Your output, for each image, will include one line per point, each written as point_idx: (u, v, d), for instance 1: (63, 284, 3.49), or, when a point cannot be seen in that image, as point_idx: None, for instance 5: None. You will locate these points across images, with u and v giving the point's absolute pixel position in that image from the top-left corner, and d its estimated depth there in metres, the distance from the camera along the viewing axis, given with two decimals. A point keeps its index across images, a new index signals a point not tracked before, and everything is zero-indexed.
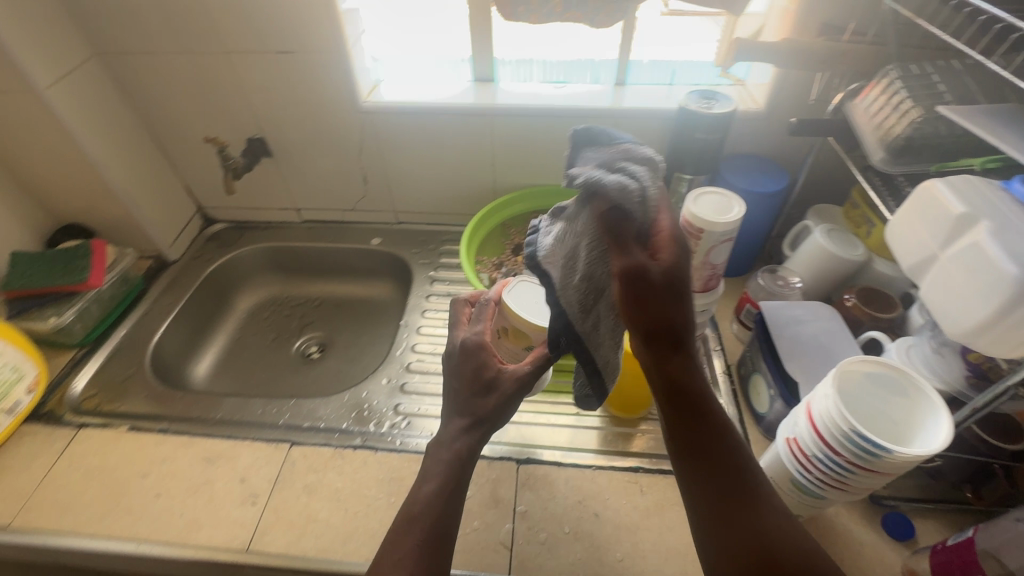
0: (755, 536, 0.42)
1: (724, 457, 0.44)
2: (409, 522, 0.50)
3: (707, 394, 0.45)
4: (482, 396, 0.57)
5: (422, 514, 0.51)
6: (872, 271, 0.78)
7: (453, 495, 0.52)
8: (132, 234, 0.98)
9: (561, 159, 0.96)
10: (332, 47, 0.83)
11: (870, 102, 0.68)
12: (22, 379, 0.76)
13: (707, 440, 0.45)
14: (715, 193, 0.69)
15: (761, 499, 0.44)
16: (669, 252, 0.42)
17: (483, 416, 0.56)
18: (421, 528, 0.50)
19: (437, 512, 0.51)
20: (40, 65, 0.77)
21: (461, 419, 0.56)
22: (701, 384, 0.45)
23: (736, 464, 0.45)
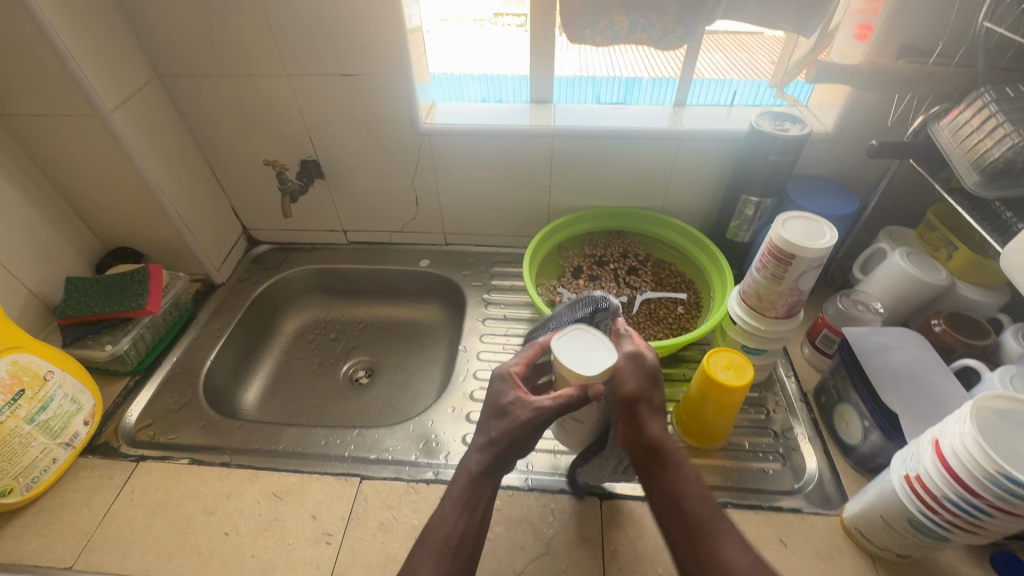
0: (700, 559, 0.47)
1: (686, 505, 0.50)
2: (425, 542, 0.54)
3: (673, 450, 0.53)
4: (503, 423, 0.57)
5: (436, 532, 0.54)
6: (955, 295, 0.76)
7: (467, 504, 0.55)
8: (182, 257, 0.96)
9: (620, 180, 0.94)
10: (398, 70, 0.82)
11: (958, 124, 0.67)
12: (80, 411, 0.73)
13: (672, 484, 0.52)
14: (804, 216, 0.67)
15: (717, 533, 0.48)
16: (636, 377, 0.54)
17: (496, 438, 0.57)
18: (434, 542, 0.53)
19: (454, 529, 0.54)
20: (106, 89, 0.75)
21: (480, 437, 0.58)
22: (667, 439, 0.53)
23: (694, 506, 0.50)
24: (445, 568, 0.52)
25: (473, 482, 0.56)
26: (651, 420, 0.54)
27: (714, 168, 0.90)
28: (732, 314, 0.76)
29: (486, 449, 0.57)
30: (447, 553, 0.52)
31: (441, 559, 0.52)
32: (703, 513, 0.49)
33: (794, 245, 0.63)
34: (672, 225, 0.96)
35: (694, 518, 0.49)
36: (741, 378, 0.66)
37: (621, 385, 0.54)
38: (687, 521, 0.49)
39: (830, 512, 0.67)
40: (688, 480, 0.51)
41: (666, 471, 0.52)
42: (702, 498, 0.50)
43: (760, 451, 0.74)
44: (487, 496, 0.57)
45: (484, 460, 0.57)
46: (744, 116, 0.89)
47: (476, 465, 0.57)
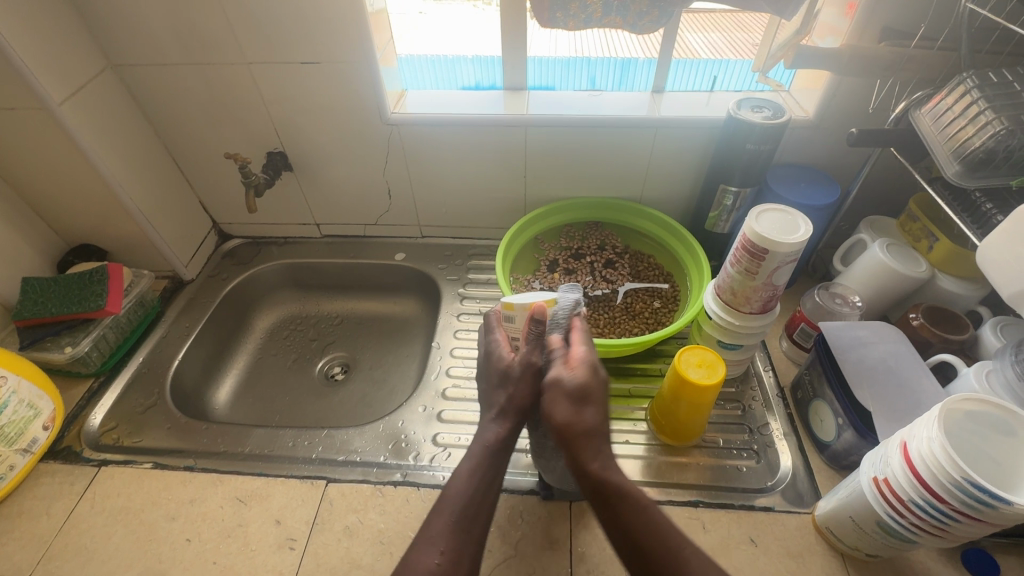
0: None
1: (640, 540, 0.45)
2: (437, 514, 0.49)
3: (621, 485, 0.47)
4: (516, 385, 0.57)
5: (451, 501, 0.50)
6: (935, 287, 0.74)
7: (489, 482, 0.52)
8: (148, 253, 0.94)
9: (597, 170, 0.92)
10: (362, 56, 0.79)
11: (939, 110, 0.64)
12: (39, 416, 0.71)
13: (624, 519, 0.46)
14: (779, 209, 0.65)
15: (682, 568, 0.43)
16: (562, 392, 0.52)
17: (508, 406, 0.56)
18: (447, 515, 0.49)
19: (467, 498, 0.50)
20: (52, 81, 0.72)
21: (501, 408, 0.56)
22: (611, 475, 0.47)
23: (653, 544, 0.44)
24: (460, 539, 0.48)
25: (490, 450, 0.54)
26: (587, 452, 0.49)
27: (693, 157, 0.87)
28: (707, 310, 0.74)
29: (507, 418, 0.56)
30: (463, 521, 0.49)
31: (455, 528, 0.48)
32: (660, 548, 0.44)
33: (767, 239, 0.61)
34: (650, 216, 0.93)
35: (654, 554, 0.44)
36: (713, 376, 0.64)
37: (558, 415, 0.51)
38: (645, 558, 0.44)
39: (803, 510, 0.66)
40: (644, 515, 0.46)
41: (615, 509, 0.46)
42: (659, 533, 0.45)
43: (734, 447, 0.73)
44: (504, 470, 0.53)
45: (502, 430, 0.55)
46: (723, 102, 0.86)
47: (494, 435, 0.55)
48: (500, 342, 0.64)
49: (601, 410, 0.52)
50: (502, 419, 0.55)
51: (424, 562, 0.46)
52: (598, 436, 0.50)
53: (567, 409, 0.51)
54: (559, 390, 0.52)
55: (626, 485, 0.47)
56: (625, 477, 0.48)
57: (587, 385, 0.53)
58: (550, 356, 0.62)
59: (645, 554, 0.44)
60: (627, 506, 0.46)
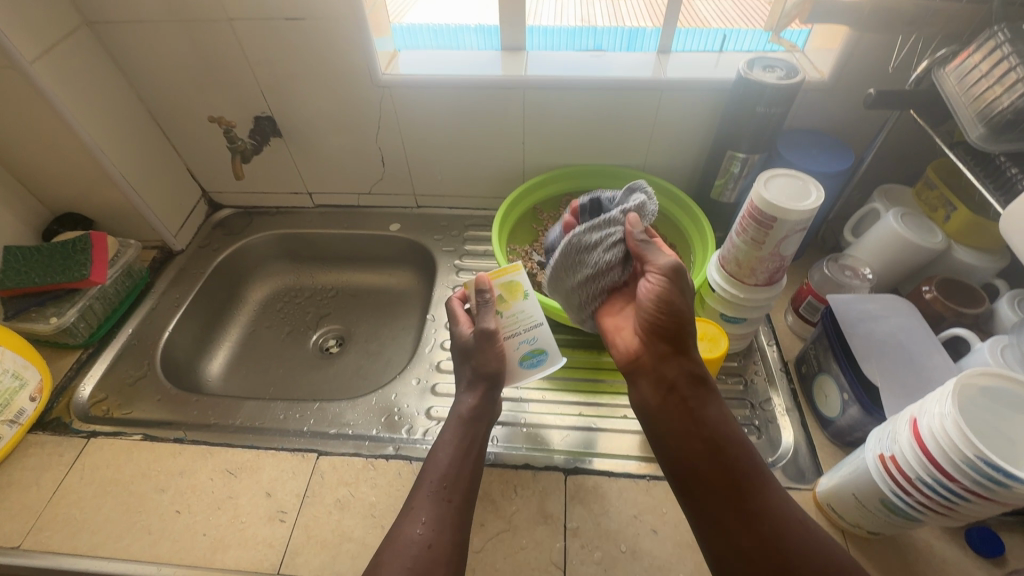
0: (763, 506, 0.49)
1: (727, 450, 0.52)
2: (420, 487, 0.54)
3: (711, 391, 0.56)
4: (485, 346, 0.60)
5: (433, 476, 0.54)
6: (950, 259, 0.71)
7: (465, 450, 0.57)
8: (135, 222, 0.91)
9: (599, 136, 0.88)
10: (348, 12, 0.74)
11: (966, 68, 0.59)
12: (25, 387, 0.70)
13: (716, 432, 0.54)
14: (789, 175, 0.61)
15: (763, 478, 0.50)
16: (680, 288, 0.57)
17: (479, 375, 0.61)
18: (428, 483, 0.54)
19: (447, 467, 0.55)
20: (23, 37, 0.68)
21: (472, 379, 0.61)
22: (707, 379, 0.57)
23: (738, 449, 0.52)
24: (441, 507, 0.52)
25: (465, 425, 0.59)
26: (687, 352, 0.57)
27: (700, 123, 0.83)
28: (711, 282, 0.72)
29: (476, 389, 0.61)
30: (443, 492, 0.53)
31: (436, 498, 0.52)
32: (744, 461, 0.51)
33: (775, 207, 0.57)
34: (653, 184, 0.90)
35: (739, 466, 0.51)
36: (714, 351, 0.62)
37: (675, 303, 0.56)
38: (732, 467, 0.51)
39: (803, 486, 0.64)
40: (729, 426, 0.54)
41: (706, 417, 0.55)
42: (745, 448, 0.52)
43: (735, 423, 0.71)
44: (481, 438, 0.59)
45: (476, 401, 0.60)
46: (734, 62, 0.81)
47: (468, 407, 0.60)
48: (459, 313, 0.65)
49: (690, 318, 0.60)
50: (476, 390, 0.61)
51: (407, 531, 0.49)
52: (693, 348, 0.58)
53: (681, 306, 0.57)
54: (676, 283, 0.56)
55: (718, 401, 0.56)
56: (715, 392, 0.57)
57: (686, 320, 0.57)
58: (528, 315, 0.62)
59: (730, 463, 0.51)
60: (718, 419, 0.54)
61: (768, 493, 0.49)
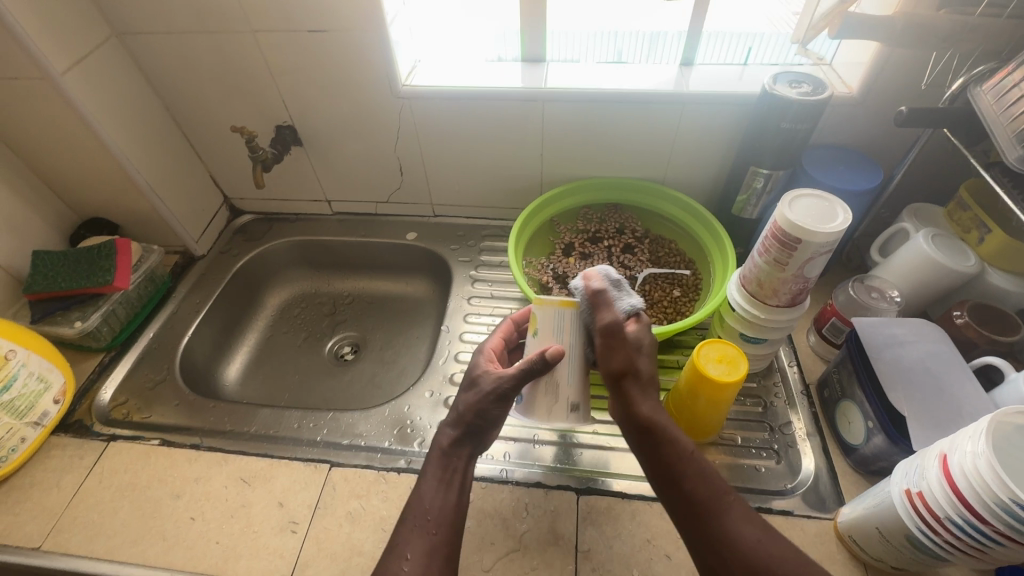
0: (717, 541, 0.46)
1: (683, 482, 0.49)
2: (405, 520, 0.53)
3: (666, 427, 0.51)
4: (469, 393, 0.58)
5: (417, 509, 0.54)
6: (984, 283, 0.68)
7: (449, 484, 0.55)
8: (160, 229, 0.93)
9: (618, 149, 0.87)
10: (369, 23, 0.74)
11: (1003, 87, 0.57)
12: (49, 390, 0.72)
13: (671, 465, 0.50)
14: (815, 195, 0.60)
15: (724, 512, 0.47)
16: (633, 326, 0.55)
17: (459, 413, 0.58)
18: (412, 517, 0.53)
19: (431, 503, 0.54)
20: (54, 48, 0.70)
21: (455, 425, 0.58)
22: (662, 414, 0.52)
23: (696, 485, 0.48)
24: (426, 542, 0.51)
25: (447, 458, 0.57)
26: (618, 359, 0.53)
27: (722, 136, 0.81)
28: (731, 301, 0.70)
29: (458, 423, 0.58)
30: (428, 526, 0.52)
31: (421, 533, 0.52)
32: (704, 491, 0.48)
33: (800, 228, 0.56)
34: (672, 198, 0.88)
35: (697, 498, 0.48)
36: (734, 373, 0.61)
37: (617, 357, 0.53)
38: (688, 496, 0.48)
39: (824, 516, 0.62)
40: (688, 462, 0.50)
41: (660, 453, 0.51)
42: (706, 478, 0.49)
43: (754, 447, 0.69)
44: (462, 470, 0.56)
45: (456, 434, 0.58)
46: (759, 76, 0.79)
47: (447, 441, 0.57)
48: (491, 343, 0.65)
49: (651, 359, 0.55)
50: (452, 425, 0.58)
51: (391, 568, 0.49)
52: (653, 383, 0.54)
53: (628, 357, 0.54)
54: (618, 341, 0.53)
55: (673, 427, 0.52)
56: (671, 423, 0.52)
57: (643, 337, 0.55)
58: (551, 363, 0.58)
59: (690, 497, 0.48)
60: (673, 452, 0.50)
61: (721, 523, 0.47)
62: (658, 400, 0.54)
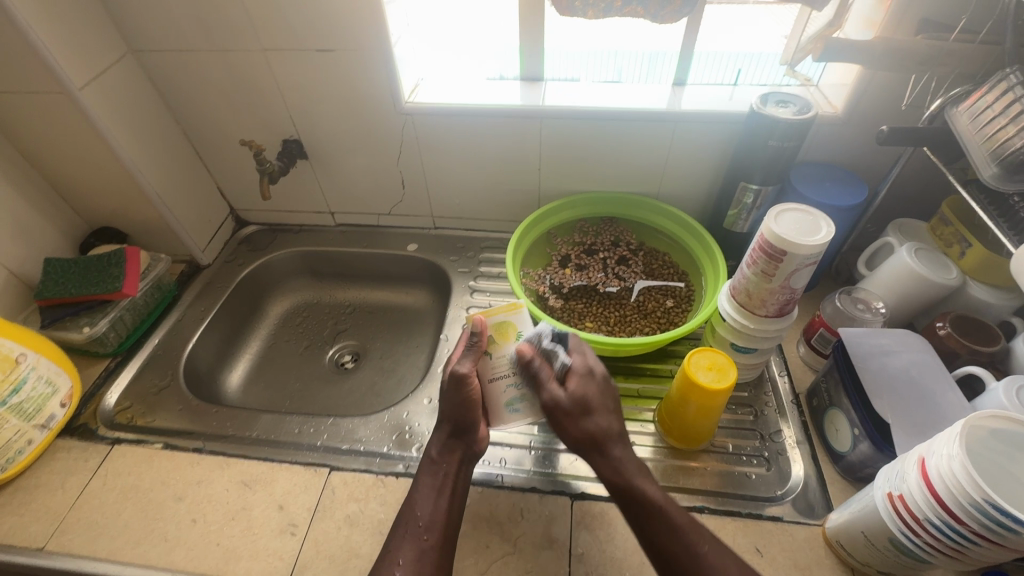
0: None
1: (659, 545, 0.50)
2: (397, 527, 0.55)
3: (637, 486, 0.53)
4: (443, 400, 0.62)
5: (410, 518, 0.56)
6: (966, 296, 0.71)
7: (441, 491, 0.58)
8: (167, 238, 0.96)
9: (614, 164, 0.89)
10: (376, 43, 0.78)
11: (976, 108, 0.60)
12: (56, 393, 0.74)
13: (647, 523, 0.51)
14: (801, 209, 0.62)
15: (700, 574, 0.47)
16: (576, 385, 0.58)
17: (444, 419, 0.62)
18: (405, 524, 0.55)
19: (423, 509, 0.56)
20: (73, 65, 0.73)
21: (441, 434, 0.61)
22: (632, 476, 0.53)
23: (672, 547, 0.49)
24: (417, 548, 0.53)
25: (436, 464, 0.60)
26: (571, 431, 0.56)
27: (714, 153, 0.84)
28: (721, 311, 0.72)
29: (444, 429, 0.61)
30: (419, 532, 0.54)
31: (413, 539, 0.54)
32: (676, 546, 0.49)
33: (785, 241, 0.58)
34: (666, 212, 0.91)
35: (673, 559, 0.49)
36: (723, 381, 0.62)
37: (572, 427, 0.56)
38: (665, 560, 0.49)
39: (813, 522, 0.63)
40: (662, 522, 0.50)
41: (636, 512, 0.52)
42: (677, 538, 0.49)
43: (744, 454, 0.70)
44: (454, 475, 0.59)
45: (443, 440, 0.61)
46: (749, 96, 0.82)
47: (437, 447, 0.61)
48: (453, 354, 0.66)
49: (610, 415, 0.57)
50: (440, 431, 0.62)
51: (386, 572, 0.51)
52: (621, 437, 0.56)
53: (581, 424, 0.56)
54: (564, 409, 0.57)
55: (644, 488, 0.53)
56: (643, 481, 0.53)
57: (586, 395, 0.57)
58: (518, 356, 0.62)
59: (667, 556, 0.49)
60: (644, 511, 0.51)
61: None
62: (631, 458, 0.55)
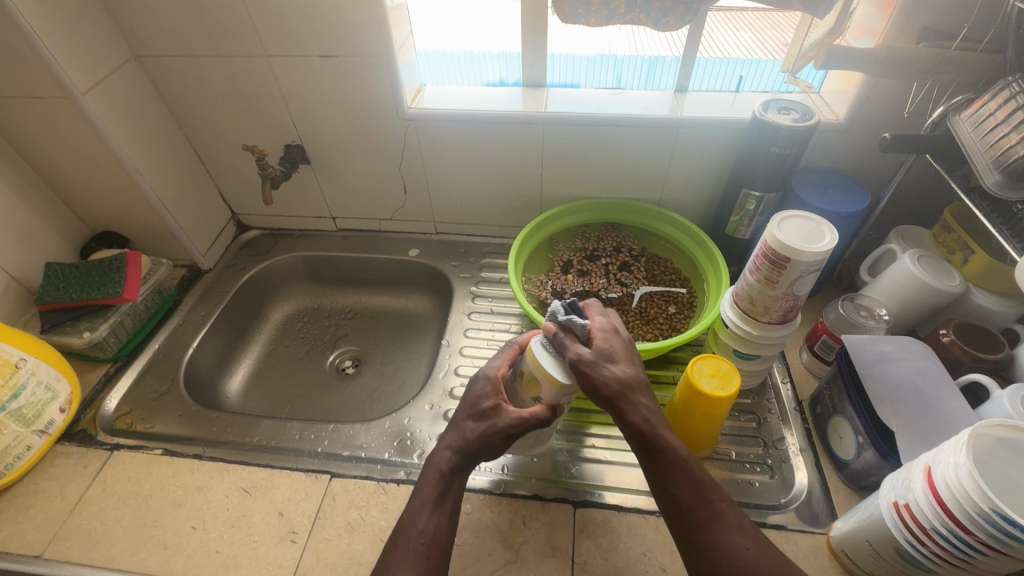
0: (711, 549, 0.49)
1: (677, 494, 0.51)
2: (396, 543, 0.53)
3: (659, 436, 0.53)
4: (477, 422, 0.58)
5: (409, 533, 0.53)
6: (969, 303, 0.71)
7: (442, 506, 0.55)
8: (168, 243, 0.96)
9: (616, 170, 0.90)
10: (380, 49, 0.78)
11: (978, 116, 0.60)
12: (56, 399, 0.73)
13: (667, 475, 0.52)
14: (804, 216, 0.62)
15: (713, 520, 0.50)
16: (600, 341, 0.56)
17: (469, 444, 0.57)
18: (404, 539, 0.53)
19: (425, 526, 0.54)
20: (77, 70, 0.73)
21: (456, 452, 0.57)
22: (654, 426, 0.53)
23: (690, 496, 0.51)
24: (419, 566, 0.51)
25: (443, 480, 0.56)
26: (600, 378, 0.53)
27: (716, 159, 0.84)
28: (724, 318, 0.72)
29: (463, 450, 0.57)
30: (420, 550, 0.52)
31: (414, 557, 0.52)
32: (695, 498, 0.51)
33: (789, 247, 0.58)
34: (668, 218, 0.91)
35: (690, 507, 0.50)
36: (727, 388, 0.62)
37: (597, 376, 0.53)
38: (681, 507, 0.51)
39: (816, 530, 0.63)
40: (681, 470, 0.52)
41: (657, 461, 0.52)
42: (696, 486, 0.51)
43: (747, 462, 0.70)
44: (459, 492, 0.57)
45: (458, 458, 0.57)
46: (751, 103, 0.83)
47: (448, 463, 0.57)
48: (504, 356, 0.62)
49: (630, 364, 0.56)
50: (457, 449, 0.58)
51: None
52: (645, 388, 0.55)
53: (609, 373, 0.54)
54: (591, 365, 0.54)
55: (665, 438, 0.53)
56: (662, 429, 0.53)
57: (610, 349, 0.56)
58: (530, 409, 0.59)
59: (682, 505, 0.51)
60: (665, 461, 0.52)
61: (713, 532, 0.49)
62: (655, 408, 0.55)
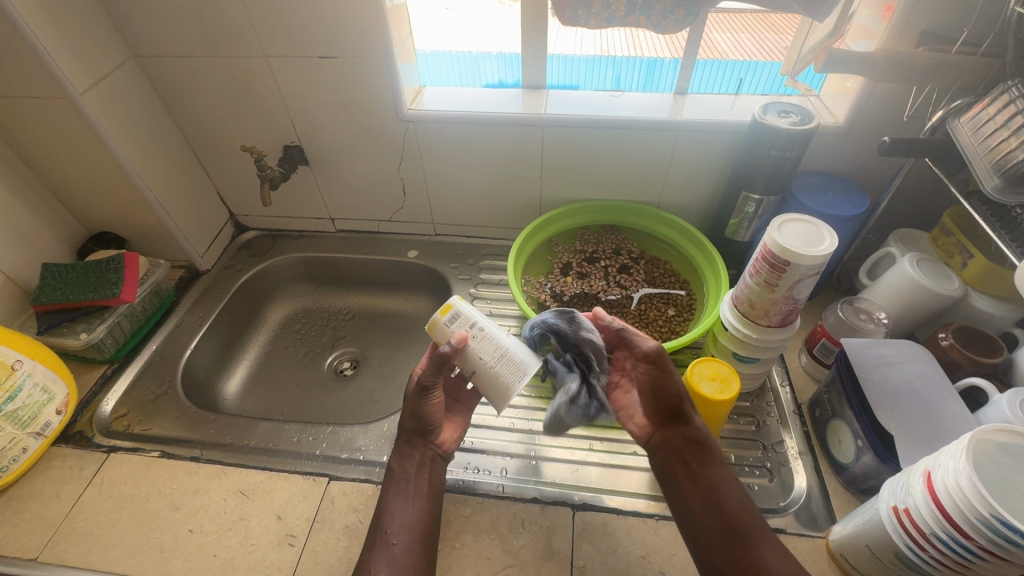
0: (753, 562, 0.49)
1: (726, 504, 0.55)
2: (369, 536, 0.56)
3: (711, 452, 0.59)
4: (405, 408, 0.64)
5: (379, 525, 0.56)
6: (968, 306, 0.71)
7: (408, 495, 0.59)
8: (166, 244, 0.95)
9: (616, 172, 0.90)
10: (379, 51, 0.77)
11: (977, 119, 0.60)
12: (52, 401, 0.73)
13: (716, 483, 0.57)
14: (804, 220, 0.62)
15: (756, 540, 0.51)
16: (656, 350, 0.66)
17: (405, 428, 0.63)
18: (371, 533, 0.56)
19: (393, 515, 0.57)
20: (75, 71, 0.73)
21: (403, 441, 0.62)
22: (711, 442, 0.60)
23: (737, 507, 0.54)
24: (387, 554, 0.54)
25: (402, 472, 0.60)
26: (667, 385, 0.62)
27: (715, 161, 0.84)
28: (724, 321, 0.72)
29: (405, 436, 0.62)
30: (387, 539, 0.55)
31: (380, 546, 0.55)
32: (745, 512, 0.54)
33: (788, 251, 0.58)
34: (668, 220, 0.91)
35: (739, 517, 0.53)
36: (726, 392, 0.62)
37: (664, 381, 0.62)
38: (728, 514, 0.54)
39: (815, 534, 0.63)
40: (728, 484, 0.56)
41: (708, 470, 0.58)
42: (743, 503, 0.55)
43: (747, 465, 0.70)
44: (422, 476, 0.60)
45: (405, 442, 0.62)
46: (750, 106, 0.83)
47: (401, 452, 0.61)
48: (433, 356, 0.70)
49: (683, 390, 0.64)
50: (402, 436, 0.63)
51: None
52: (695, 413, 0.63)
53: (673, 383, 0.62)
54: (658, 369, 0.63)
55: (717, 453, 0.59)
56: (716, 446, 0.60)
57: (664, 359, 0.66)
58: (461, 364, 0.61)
59: (731, 515, 0.54)
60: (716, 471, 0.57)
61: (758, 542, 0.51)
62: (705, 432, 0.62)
